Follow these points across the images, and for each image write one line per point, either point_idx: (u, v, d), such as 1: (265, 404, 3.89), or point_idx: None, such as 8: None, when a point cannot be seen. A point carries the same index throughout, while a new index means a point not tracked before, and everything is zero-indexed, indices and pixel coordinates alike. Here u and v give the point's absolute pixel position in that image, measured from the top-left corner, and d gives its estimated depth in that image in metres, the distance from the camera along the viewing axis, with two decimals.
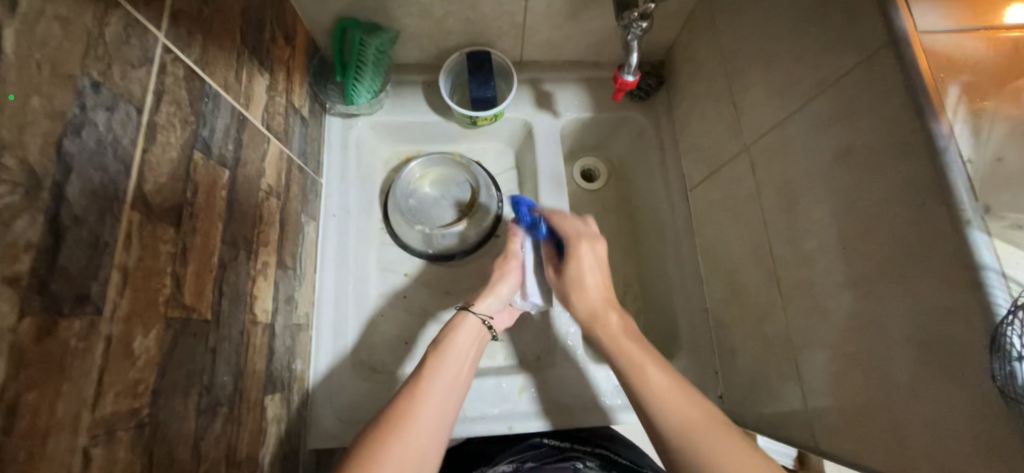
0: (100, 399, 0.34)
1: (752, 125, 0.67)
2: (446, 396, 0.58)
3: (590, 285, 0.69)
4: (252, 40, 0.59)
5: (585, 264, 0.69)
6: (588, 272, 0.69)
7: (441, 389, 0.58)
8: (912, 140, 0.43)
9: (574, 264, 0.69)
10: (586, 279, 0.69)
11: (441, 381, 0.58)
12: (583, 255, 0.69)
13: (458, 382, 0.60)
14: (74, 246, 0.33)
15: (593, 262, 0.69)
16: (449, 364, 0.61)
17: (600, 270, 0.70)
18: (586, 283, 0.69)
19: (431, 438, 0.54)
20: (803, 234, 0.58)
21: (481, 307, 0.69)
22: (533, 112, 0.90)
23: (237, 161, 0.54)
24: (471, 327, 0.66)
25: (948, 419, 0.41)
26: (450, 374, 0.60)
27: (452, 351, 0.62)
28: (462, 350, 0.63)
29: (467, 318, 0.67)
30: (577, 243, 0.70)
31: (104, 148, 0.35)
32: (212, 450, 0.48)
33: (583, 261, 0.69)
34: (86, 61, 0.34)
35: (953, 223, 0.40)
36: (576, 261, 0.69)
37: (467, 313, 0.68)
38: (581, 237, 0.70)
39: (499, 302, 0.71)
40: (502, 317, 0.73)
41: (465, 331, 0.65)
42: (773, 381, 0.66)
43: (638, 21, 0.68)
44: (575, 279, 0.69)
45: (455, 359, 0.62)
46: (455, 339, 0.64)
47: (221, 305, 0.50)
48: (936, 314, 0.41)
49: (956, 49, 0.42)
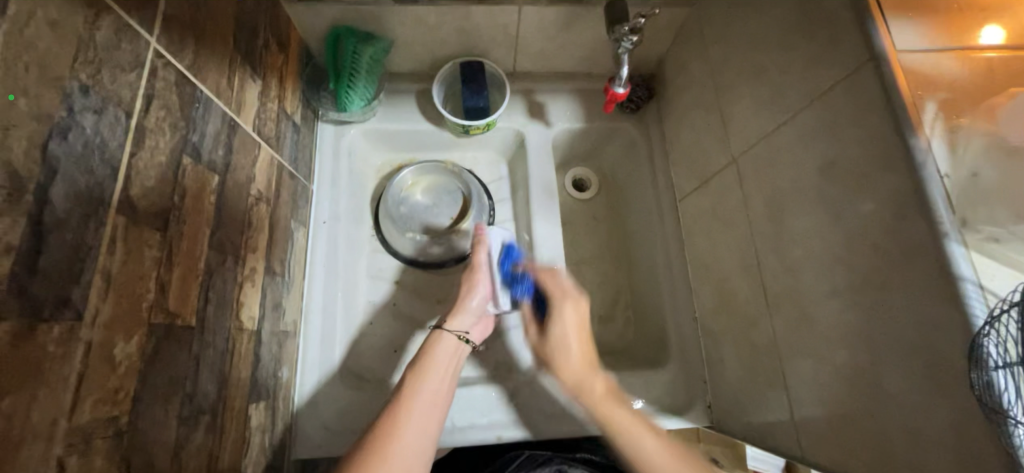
0: (77, 406, 0.34)
1: (739, 139, 0.68)
2: (428, 413, 0.57)
3: (570, 340, 0.68)
4: (245, 45, 0.59)
5: (568, 323, 0.68)
6: (569, 334, 0.68)
7: (422, 412, 0.56)
8: (892, 155, 0.44)
9: (557, 324, 0.69)
10: (567, 337, 0.68)
11: (419, 401, 0.57)
12: (566, 314, 0.69)
13: (437, 401, 0.59)
14: (56, 250, 0.32)
15: (575, 320, 0.69)
16: (428, 384, 0.60)
17: (580, 329, 0.68)
18: (568, 342, 0.68)
19: (417, 453, 0.53)
20: (790, 244, 0.58)
21: (454, 325, 0.68)
22: (525, 122, 0.91)
23: (227, 166, 0.54)
24: (448, 345, 0.65)
25: (930, 429, 0.42)
26: (428, 392, 0.59)
27: (432, 372, 0.61)
28: (442, 368, 0.62)
29: (442, 336, 0.66)
30: (559, 305, 0.69)
31: (90, 151, 0.35)
32: (193, 459, 0.47)
33: (567, 320, 0.69)
34: (75, 64, 0.34)
35: (931, 236, 0.41)
36: (559, 319, 0.69)
37: (442, 332, 0.67)
38: (564, 297, 0.70)
39: (472, 316, 0.70)
40: (480, 329, 0.72)
41: (443, 350, 0.64)
42: (761, 391, 0.66)
43: (629, 34, 0.70)
44: (557, 337, 0.68)
45: (436, 375, 0.61)
46: (433, 358, 0.63)
47: (206, 311, 0.49)
48: (919, 323, 0.42)
49: (933, 68, 0.44)
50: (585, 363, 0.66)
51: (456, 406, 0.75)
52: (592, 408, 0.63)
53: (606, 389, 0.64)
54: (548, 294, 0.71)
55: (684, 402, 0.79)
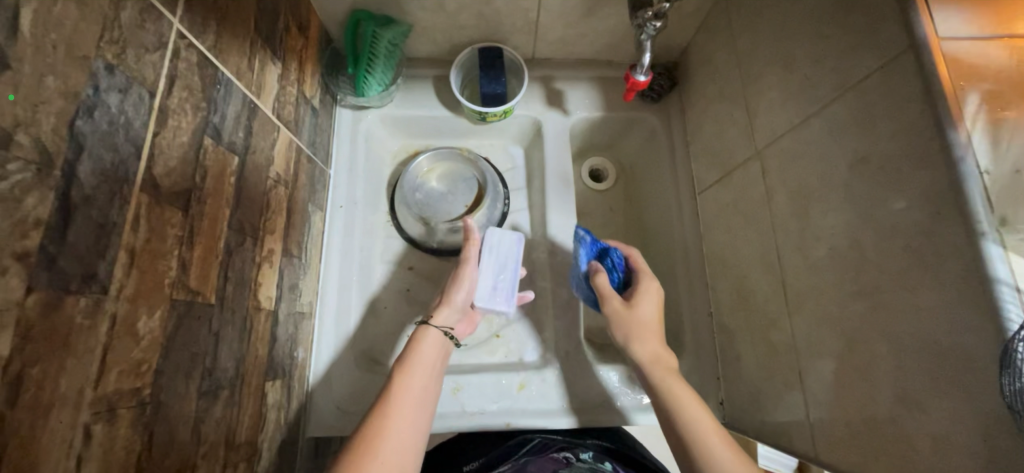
0: (102, 376, 0.35)
1: (765, 130, 0.65)
2: (417, 409, 0.57)
3: (651, 322, 0.68)
4: (266, 27, 0.59)
5: (653, 300, 0.70)
6: (651, 313, 0.68)
7: (405, 411, 0.56)
8: (928, 150, 0.42)
9: (643, 298, 0.69)
10: (649, 315, 0.68)
11: (406, 398, 0.57)
12: (650, 291, 0.70)
13: (420, 400, 0.58)
14: (83, 225, 0.33)
15: (655, 306, 0.69)
16: (415, 381, 0.60)
17: (659, 312, 0.70)
18: (648, 318, 0.68)
19: (407, 450, 0.54)
20: (813, 241, 0.57)
21: (440, 320, 0.67)
22: (544, 110, 0.90)
23: (247, 148, 0.54)
24: (434, 341, 0.65)
25: (957, 435, 0.40)
26: (415, 390, 0.59)
27: (417, 368, 0.61)
28: (424, 366, 0.62)
29: (429, 332, 0.65)
30: (646, 280, 0.71)
31: (115, 129, 0.35)
32: (212, 432, 0.49)
33: (652, 296, 0.70)
34: (101, 43, 0.34)
35: (968, 236, 0.39)
36: (642, 294, 0.70)
37: (430, 328, 0.66)
38: (649, 275, 0.72)
39: (458, 312, 0.70)
40: (462, 327, 0.72)
41: (427, 349, 0.64)
42: (776, 389, 0.65)
43: (652, 20, 0.67)
44: (642, 314, 0.68)
45: (421, 372, 0.61)
46: (418, 355, 0.63)
47: (226, 290, 0.50)
48: (949, 326, 0.40)
49: (977, 57, 0.41)
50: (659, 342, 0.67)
51: (467, 392, 0.76)
52: (659, 382, 0.63)
53: (671, 368, 0.65)
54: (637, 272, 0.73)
55: (696, 397, 0.79)
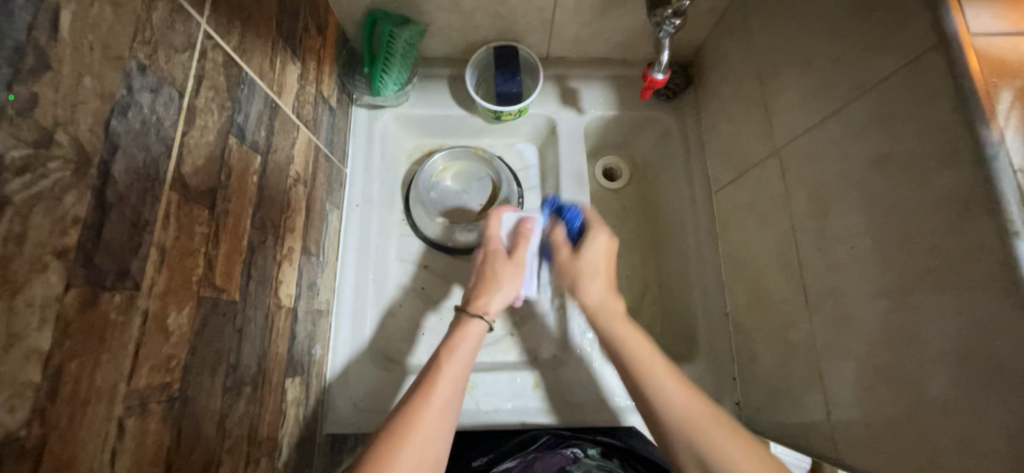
0: (135, 371, 0.35)
1: (783, 129, 0.65)
2: (449, 400, 0.57)
3: (600, 270, 0.69)
4: (287, 28, 0.60)
5: (600, 247, 0.71)
6: (599, 260, 0.70)
7: (442, 399, 0.56)
8: (957, 147, 0.41)
9: (590, 246, 0.70)
10: (597, 260, 0.69)
11: (441, 388, 0.57)
12: (598, 239, 0.71)
13: (456, 389, 0.58)
14: (118, 223, 0.34)
15: (605, 253, 0.71)
16: (448, 372, 0.59)
17: (609, 259, 0.71)
18: (597, 265, 0.69)
19: (438, 437, 0.53)
20: (834, 241, 0.56)
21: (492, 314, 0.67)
22: (558, 108, 0.90)
23: (268, 147, 0.55)
24: (472, 337, 0.64)
25: (983, 437, 0.40)
26: (449, 378, 0.58)
27: (452, 358, 0.61)
28: (463, 356, 0.61)
29: (474, 326, 0.65)
30: (596, 231, 0.72)
31: (147, 129, 0.36)
32: (235, 428, 0.49)
33: (598, 242, 0.71)
34: (133, 44, 0.35)
35: (999, 236, 0.38)
36: (591, 242, 0.71)
37: (477, 321, 0.65)
38: (598, 226, 0.72)
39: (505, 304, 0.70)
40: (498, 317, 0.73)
41: (469, 340, 0.63)
42: (795, 390, 0.64)
43: (671, 18, 0.67)
44: (589, 256, 0.70)
45: (453, 365, 0.60)
46: (457, 345, 0.62)
47: (248, 287, 0.51)
48: (978, 327, 0.40)
49: (1012, 53, 0.40)
50: (609, 289, 0.69)
51: (482, 390, 0.76)
52: (607, 325, 0.65)
53: (619, 311, 0.66)
54: (588, 223, 0.73)
55: (712, 397, 0.78)
